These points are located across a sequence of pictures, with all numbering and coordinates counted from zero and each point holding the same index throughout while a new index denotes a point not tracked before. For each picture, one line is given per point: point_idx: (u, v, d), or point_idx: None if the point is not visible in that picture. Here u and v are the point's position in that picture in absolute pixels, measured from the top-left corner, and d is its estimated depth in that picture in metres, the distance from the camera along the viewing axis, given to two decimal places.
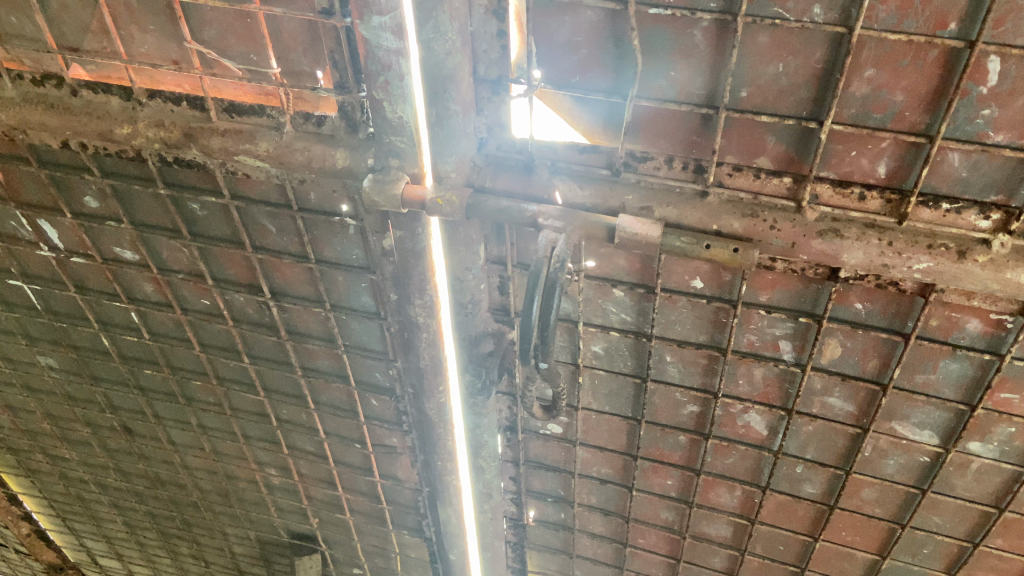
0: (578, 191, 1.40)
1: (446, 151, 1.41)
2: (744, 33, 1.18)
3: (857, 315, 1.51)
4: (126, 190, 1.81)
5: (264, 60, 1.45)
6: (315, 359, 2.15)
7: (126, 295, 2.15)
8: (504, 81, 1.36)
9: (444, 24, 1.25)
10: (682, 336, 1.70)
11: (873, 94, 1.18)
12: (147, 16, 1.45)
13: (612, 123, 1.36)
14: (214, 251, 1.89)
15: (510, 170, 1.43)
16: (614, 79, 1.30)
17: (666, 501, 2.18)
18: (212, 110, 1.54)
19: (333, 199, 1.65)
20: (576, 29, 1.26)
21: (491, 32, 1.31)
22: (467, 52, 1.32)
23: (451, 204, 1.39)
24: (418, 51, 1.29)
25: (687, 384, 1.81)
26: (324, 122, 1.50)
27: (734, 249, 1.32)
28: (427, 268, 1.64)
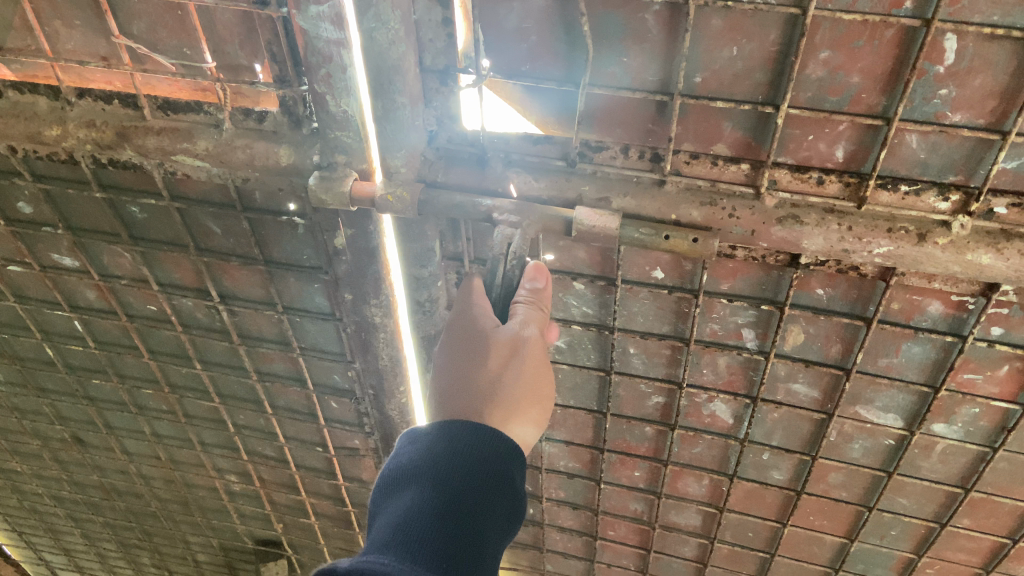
0: (533, 183, 1.35)
1: (395, 145, 1.35)
2: (697, 15, 1.13)
3: (819, 301, 1.49)
4: (61, 195, 1.71)
5: (198, 54, 1.38)
6: (270, 362, 2.08)
7: (69, 303, 2.05)
8: (452, 71, 1.29)
9: (386, 14, 1.19)
10: (645, 327, 1.67)
11: (829, 77, 1.15)
12: (72, 10, 1.37)
13: (565, 113, 1.32)
14: (158, 255, 1.81)
15: (463, 164, 1.38)
16: (566, 66, 1.25)
17: (635, 493, 2.15)
18: (146, 108, 1.45)
19: (280, 199, 1.58)
20: (526, 16, 1.20)
21: (437, 19, 1.23)
22: (412, 41, 1.24)
23: (404, 201, 1.33)
24: (362, 39, 1.22)
25: (652, 375, 1.78)
26: (265, 117, 1.43)
27: (694, 238, 1.30)
28: (386, 267, 1.61)
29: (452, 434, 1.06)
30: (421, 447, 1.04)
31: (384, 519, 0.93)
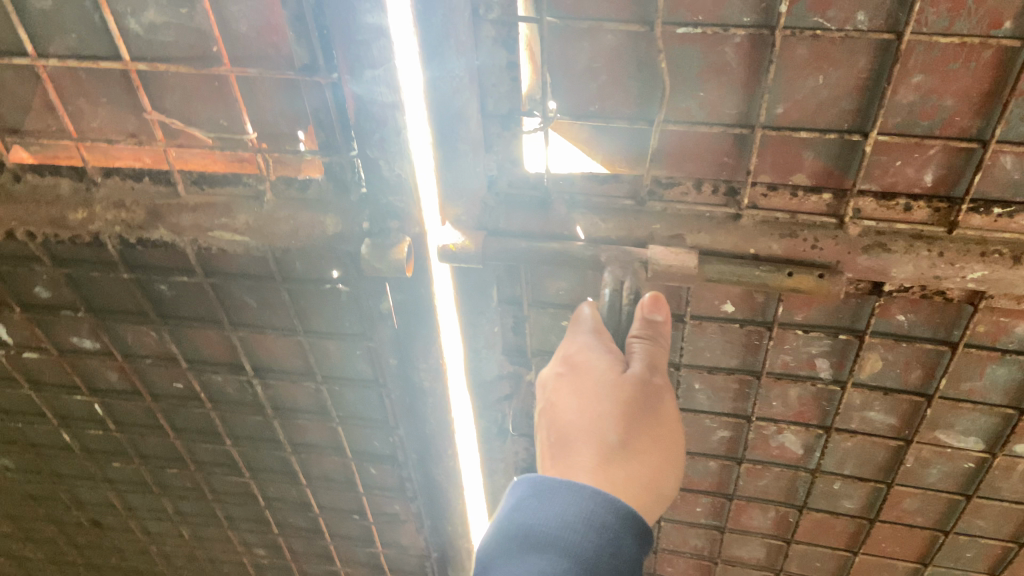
0: (599, 224, 1.31)
1: (457, 195, 1.29)
2: (782, 46, 1.08)
3: (900, 327, 1.43)
4: (83, 278, 1.61)
5: (237, 124, 1.30)
6: (305, 433, 1.98)
7: (88, 386, 1.94)
8: (515, 115, 1.21)
9: (455, 66, 1.13)
10: (712, 363, 1.60)
11: (921, 101, 1.10)
12: (97, 87, 1.28)
13: (636, 154, 1.26)
14: (188, 331, 1.70)
15: (523, 206, 1.32)
16: (637, 105, 1.19)
17: (696, 529, 2.07)
18: (180, 184, 1.38)
19: (321, 271, 1.49)
20: (597, 54, 1.14)
21: (500, 64, 1.15)
22: (475, 88, 1.17)
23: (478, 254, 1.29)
24: (428, 88, 1.15)
25: (717, 412, 1.71)
26: (309, 185, 1.35)
27: (788, 272, 1.26)
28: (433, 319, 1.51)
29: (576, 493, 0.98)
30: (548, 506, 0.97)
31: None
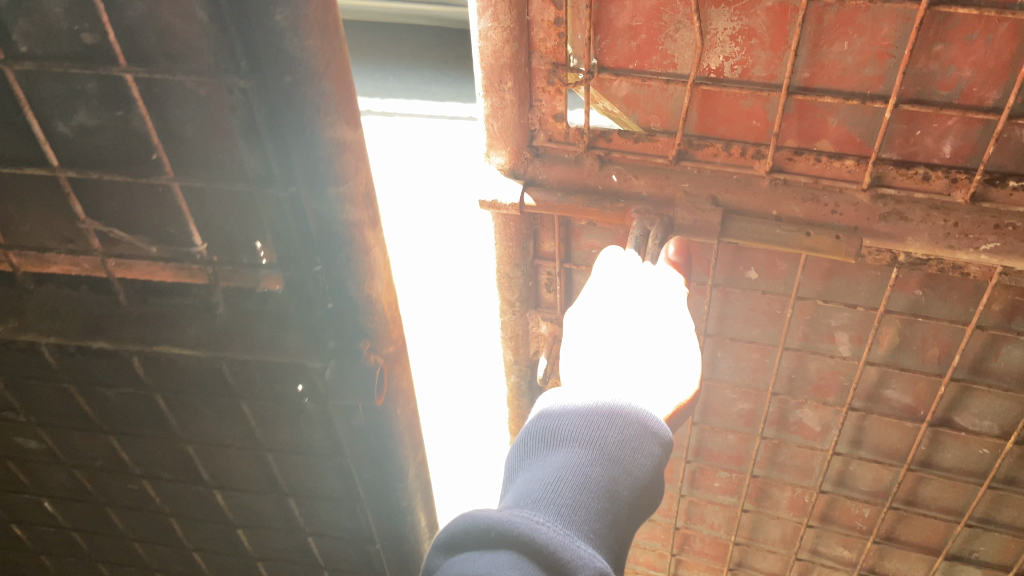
0: (634, 179, 1.41)
1: (499, 141, 1.41)
2: (810, 10, 1.17)
3: (917, 303, 1.48)
4: (26, 387, 1.82)
5: (184, 234, 1.49)
6: (270, 535, 2.22)
7: (36, 484, 2.14)
8: (559, 68, 1.33)
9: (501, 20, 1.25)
10: (735, 333, 1.67)
11: (940, 71, 1.18)
12: (31, 197, 1.46)
13: (669, 113, 1.35)
14: (136, 438, 1.95)
15: (564, 162, 1.44)
16: (671, 63, 1.29)
17: (715, 504, 2.14)
18: (124, 293, 1.61)
19: (289, 380, 1.71)
20: (636, 13, 1.24)
21: (549, 19, 1.27)
22: (521, 40, 1.29)
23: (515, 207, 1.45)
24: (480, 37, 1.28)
25: (738, 382, 1.78)
26: (266, 297, 1.59)
27: (806, 232, 1.35)
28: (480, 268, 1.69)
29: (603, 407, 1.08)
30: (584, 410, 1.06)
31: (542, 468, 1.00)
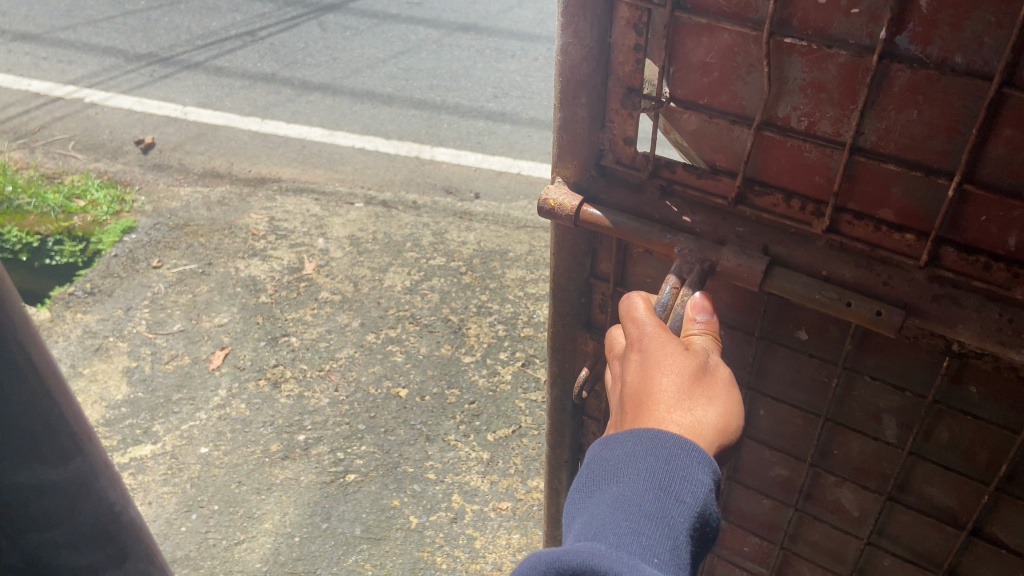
0: (687, 212, 1.77)
1: (577, 151, 1.85)
2: (887, 75, 1.39)
3: (971, 401, 1.60)
4: None
5: None
6: None
7: None
8: (633, 92, 1.72)
9: (585, 42, 1.69)
10: (779, 394, 1.91)
11: (1010, 156, 1.33)
12: None
13: (733, 155, 1.68)
14: None
15: (627, 185, 1.86)
16: (738, 105, 1.61)
17: (745, 567, 2.33)
18: None
19: None
20: (711, 50, 1.58)
21: (629, 43, 1.67)
22: (602, 64, 1.72)
23: (577, 211, 1.89)
24: (571, 50, 1.72)
25: (774, 446, 2.00)
26: None
27: (846, 303, 1.58)
28: (552, 262, 2.18)
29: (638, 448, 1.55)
30: (621, 452, 1.56)
31: (600, 504, 1.50)
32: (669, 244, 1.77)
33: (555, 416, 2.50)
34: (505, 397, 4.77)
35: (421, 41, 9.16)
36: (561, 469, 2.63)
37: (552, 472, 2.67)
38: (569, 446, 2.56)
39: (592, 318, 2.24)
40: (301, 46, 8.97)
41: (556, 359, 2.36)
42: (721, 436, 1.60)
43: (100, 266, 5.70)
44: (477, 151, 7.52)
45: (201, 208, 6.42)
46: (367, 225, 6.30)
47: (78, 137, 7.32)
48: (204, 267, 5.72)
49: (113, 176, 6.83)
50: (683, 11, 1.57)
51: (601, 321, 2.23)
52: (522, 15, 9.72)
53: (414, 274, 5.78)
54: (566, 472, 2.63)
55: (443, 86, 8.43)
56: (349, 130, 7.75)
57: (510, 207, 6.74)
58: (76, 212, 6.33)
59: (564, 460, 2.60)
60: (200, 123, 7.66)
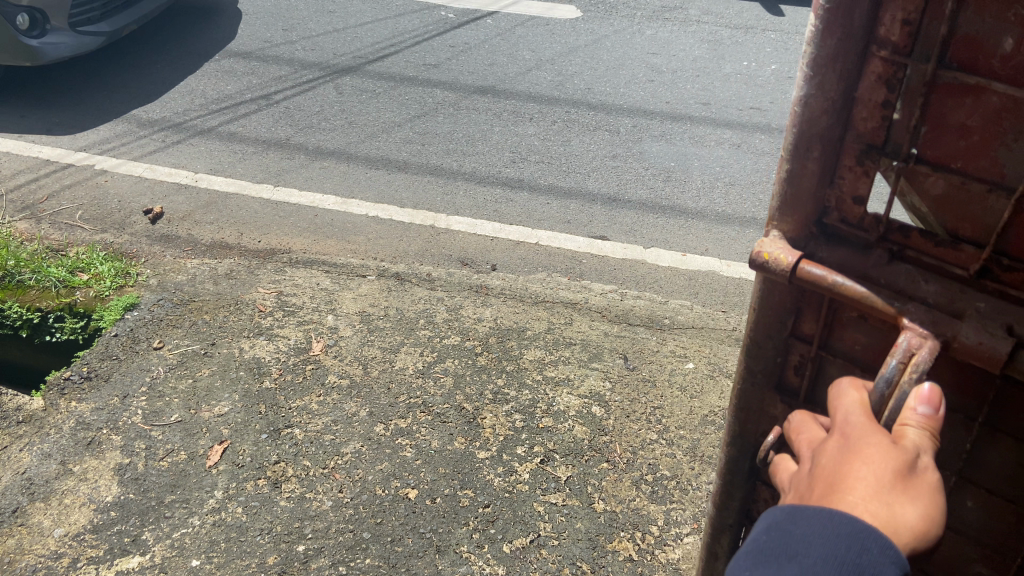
0: (917, 274, 1.86)
1: (803, 207, 2.03)
2: None
3: None
4: None
5: None
6: None
7: None
8: (875, 148, 1.90)
9: (824, 98, 1.88)
10: (993, 486, 1.94)
11: None
12: None
13: (980, 224, 1.80)
14: None
15: (850, 248, 1.98)
16: (994, 172, 1.75)
17: None
18: None
19: None
20: (972, 114, 1.73)
21: (877, 99, 1.85)
22: (845, 121, 1.91)
23: (792, 268, 1.99)
24: (812, 103, 1.91)
25: (981, 539, 2.03)
26: None
27: None
28: (750, 319, 2.26)
29: (824, 531, 1.58)
30: (806, 530, 1.61)
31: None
32: (896, 312, 1.82)
33: (728, 476, 2.54)
34: (522, 500, 4.43)
35: (437, 105, 9.02)
36: (723, 532, 2.65)
37: (712, 537, 2.70)
38: (737, 509, 2.58)
39: (783, 380, 2.29)
40: (317, 110, 8.85)
41: (738, 417, 2.42)
42: (917, 539, 1.58)
43: (100, 347, 5.48)
44: (495, 220, 7.29)
45: (207, 282, 6.19)
46: (378, 302, 6.03)
47: (85, 206, 7.17)
48: (207, 348, 5.49)
49: (119, 248, 6.64)
50: (944, 70, 1.73)
51: (793, 384, 2.27)
52: (540, 76, 9.56)
53: (427, 354, 5.48)
54: (727, 537, 2.65)
55: (461, 150, 8.27)
56: (363, 198, 7.55)
57: (528, 279, 6.49)
58: (79, 287, 6.08)
59: (728, 524, 2.62)
60: (211, 191, 7.51)
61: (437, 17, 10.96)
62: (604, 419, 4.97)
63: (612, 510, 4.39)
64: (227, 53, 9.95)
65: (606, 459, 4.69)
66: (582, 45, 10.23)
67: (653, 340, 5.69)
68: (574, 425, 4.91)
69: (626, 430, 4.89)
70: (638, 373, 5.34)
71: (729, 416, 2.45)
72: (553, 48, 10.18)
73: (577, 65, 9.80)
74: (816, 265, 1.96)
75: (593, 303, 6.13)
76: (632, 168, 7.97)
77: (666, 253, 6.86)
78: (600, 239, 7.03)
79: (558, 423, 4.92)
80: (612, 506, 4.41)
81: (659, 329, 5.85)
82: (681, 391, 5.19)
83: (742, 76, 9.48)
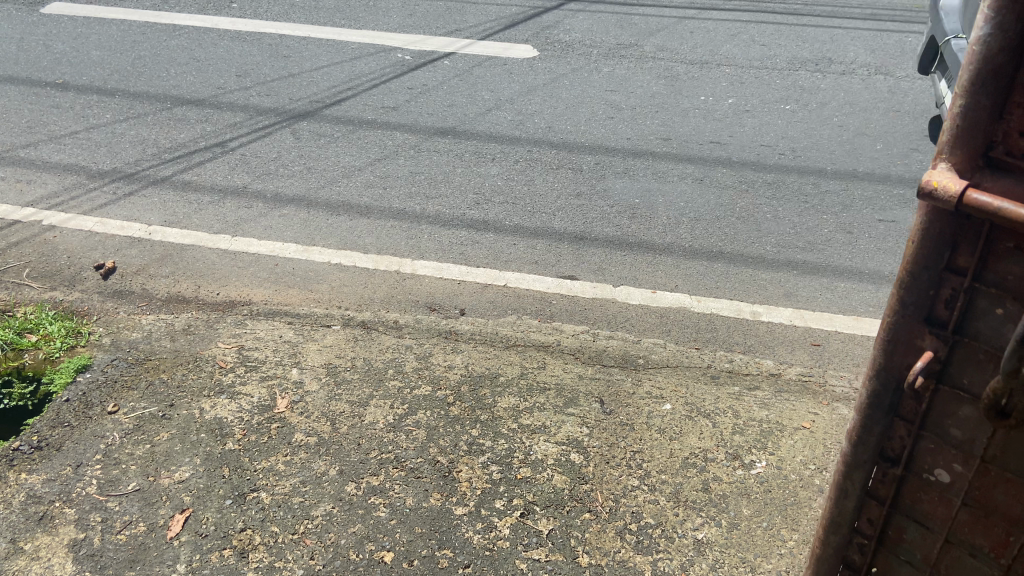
0: None
1: (971, 140, 2.17)
2: None
3: None
4: None
5: None
6: None
7: None
8: None
9: (1004, 36, 2.03)
10: None
11: None
12: None
13: None
14: None
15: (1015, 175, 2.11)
16: None
17: None
18: None
19: None
20: None
21: None
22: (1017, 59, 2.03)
23: (959, 195, 2.15)
24: (992, 43, 2.06)
25: None
26: None
27: None
28: (908, 253, 2.38)
29: None
30: None
31: None
32: None
33: (866, 410, 2.63)
34: (504, 558, 4.26)
35: (397, 147, 8.92)
36: (857, 469, 2.71)
37: (844, 473, 2.76)
38: (873, 446, 2.64)
39: (932, 313, 2.37)
40: (274, 156, 8.69)
41: (884, 351, 2.51)
42: None
43: (50, 413, 5.17)
44: (461, 262, 7.17)
45: (164, 339, 5.93)
46: (344, 354, 5.81)
47: (33, 263, 6.88)
48: (165, 409, 5.22)
49: (69, 306, 6.35)
50: None
51: (942, 317, 2.34)
52: (500, 116, 9.55)
53: (397, 407, 5.28)
54: (860, 474, 2.71)
55: (423, 193, 8.16)
56: (325, 245, 7.36)
57: (498, 323, 6.36)
58: (27, 349, 5.78)
59: (864, 460, 2.68)
60: (166, 243, 7.26)
61: (393, 59, 10.91)
62: (583, 466, 4.81)
63: (597, 564, 4.23)
64: (180, 100, 9.75)
65: (588, 509, 4.53)
66: (542, 84, 10.27)
67: (628, 382, 5.58)
68: (553, 474, 4.75)
69: (607, 477, 4.74)
70: (614, 417, 5.21)
71: (875, 349, 2.55)
72: (511, 88, 10.19)
73: (537, 103, 9.82)
74: (982, 193, 2.12)
75: (565, 345, 6.02)
76: (597, 206, 7.93)
77: (636, 291, 6.80)
78: (570, 279, 6.95)
79: (537, 473, 4.76)
80: (597, 559, 4.25)
81: (633, 369, 5.75)
82: (660, 434, 5.06)
83: (700, 111, 9.58)
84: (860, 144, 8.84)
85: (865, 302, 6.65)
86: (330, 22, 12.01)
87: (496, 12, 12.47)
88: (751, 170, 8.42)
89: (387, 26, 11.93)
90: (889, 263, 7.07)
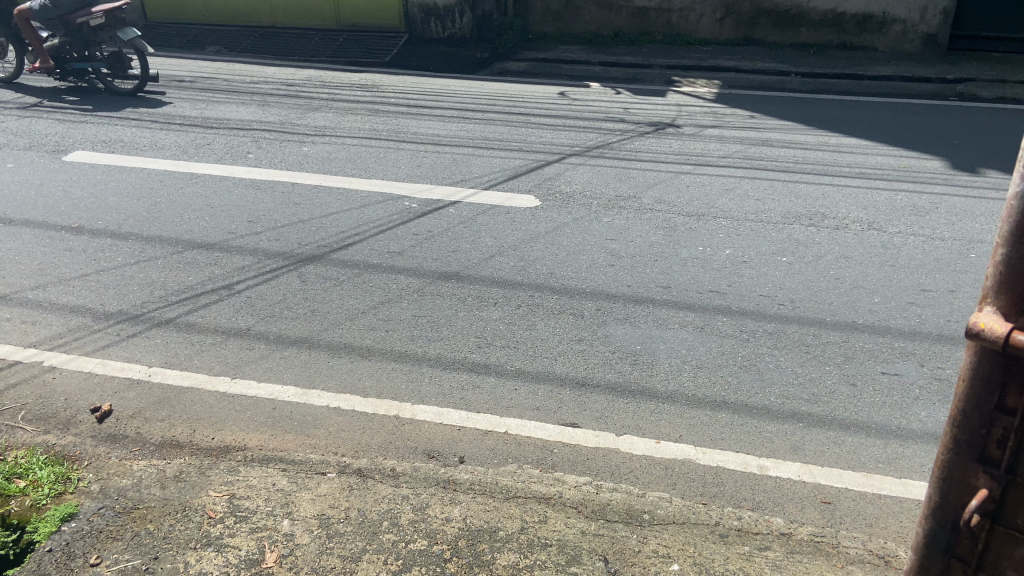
0: None
1: (1016, 284, 2.46)
2: None
3: None
4: None
5: None
6: None
7: None
8: None
9: None
10: None
11: None
12: None
13: None
14: None
15: None
16: None
17: None
18: None
19: None
20: None
21: None
22: None
23: (1005, 336, 2.43)
24: None
25: None
26: None
27: None
28: (961, 390, 2.68)
29: None
30: None
31: None
32: None
33: (925, 551, 2.93)
34: None
35: (401, 291, 9.05)
36: None
37: None
38: None
39: (985, 452, 2.64)
40: (279, 299, 8.80)
41: (941, 489, 2.82)
42: None
43: (30, 565, 4.96)
44: (461, 408, 7.07)
45: (154, 486, 5.76)
46: (337, 505, 5.61)
47: (30, 406, 6.83)
48: (148, 563, 4.99)
49: (61, 450, 6.24)
50: None
51: (994, 456, 2.61)
52: (503, 262, 9.75)
53: (391, 563, 5.04)
54: None
55: (425, 336, 8.19)
56: (324, 389, 7.29)
57: (497, 472, 6.18)
58: (14, 494, 5.58)
59: None
60: (166, 385, 7.21)
61: (401, 206, 11.28)
62: None
63: None
64: (190, 243, 10.02)
65: None
66: (543, 232, 10.54)
67: (633, 539, 5.36)
68: None
69: None
70: None
71: (933, 488, 2.86)
72: (514, 235, 10.47)
73: (539, 251, 10.05)
74: None
75: (567, 498, 5.82)
76: (598, 352, 7.92)
77: (640, 441, 6.66)
78: (571, 427, 6.83)
79: None
80: None
81: (638, 525, 5.54)
82: None
83: (699, 260, 9.78)
84: (858, 296, 8.96)
85: (873, 457, 6.49)
86: (341, 172, 12.54)
87: (500, 165, 13.03)
88: (750, 319, 8.49)
89: (396, 176, 12.43)
90: (896, 417, 6.97)
